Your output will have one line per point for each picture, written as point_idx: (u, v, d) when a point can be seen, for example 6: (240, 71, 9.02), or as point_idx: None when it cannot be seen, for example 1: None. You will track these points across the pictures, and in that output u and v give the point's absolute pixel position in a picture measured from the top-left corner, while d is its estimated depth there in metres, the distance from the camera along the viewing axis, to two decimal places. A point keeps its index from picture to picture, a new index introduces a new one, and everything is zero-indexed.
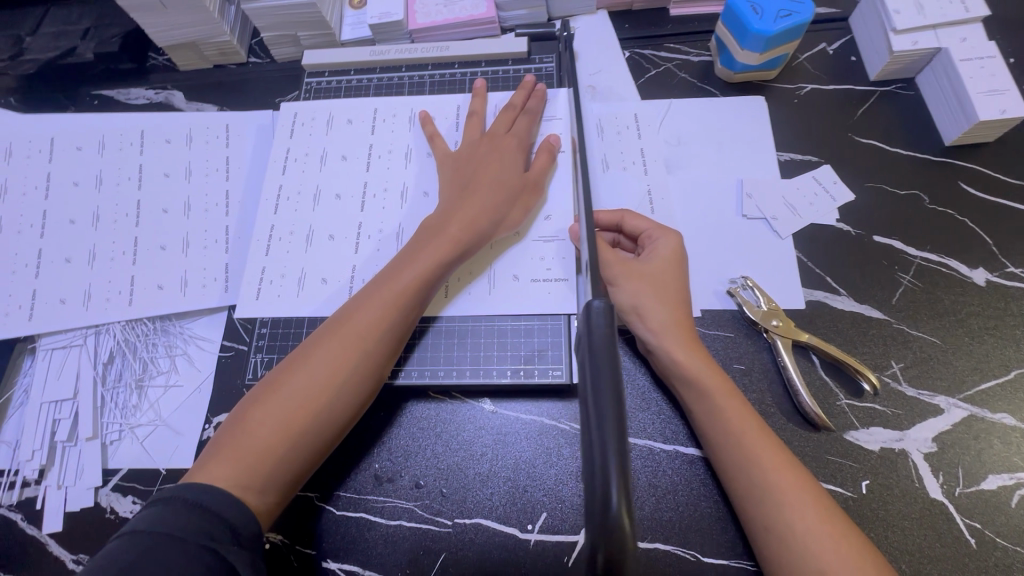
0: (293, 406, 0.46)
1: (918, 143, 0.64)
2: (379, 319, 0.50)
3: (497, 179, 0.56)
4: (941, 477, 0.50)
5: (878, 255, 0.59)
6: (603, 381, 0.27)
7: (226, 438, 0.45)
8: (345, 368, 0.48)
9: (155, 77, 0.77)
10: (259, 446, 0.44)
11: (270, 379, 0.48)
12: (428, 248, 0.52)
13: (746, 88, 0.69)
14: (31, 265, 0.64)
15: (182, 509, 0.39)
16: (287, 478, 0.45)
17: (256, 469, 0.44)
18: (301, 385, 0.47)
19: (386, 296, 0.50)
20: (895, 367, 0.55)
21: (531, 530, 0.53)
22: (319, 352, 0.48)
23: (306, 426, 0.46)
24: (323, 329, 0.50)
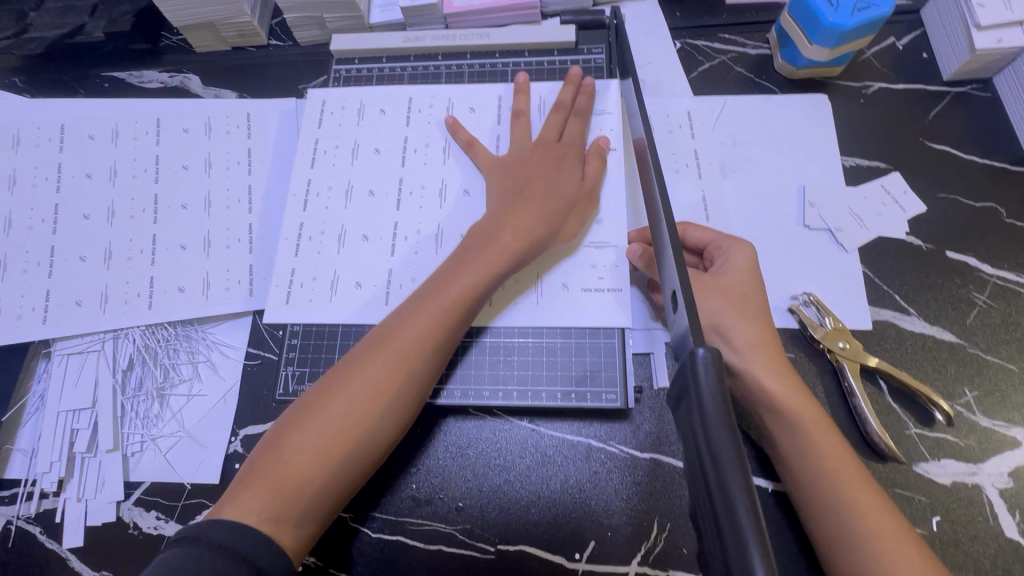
0: (332, 432, 0.43)
1: (994, 151, 0.60)
2: (424, 340, 0.46)
3: (549, 188, 0.53)
4: (1017, 515, 0.48)
5: (951, 273, 0.55)
6: (727, 470, 0.25)
7: (260, 465, 0.42)
8: (386, 392, 0.44)
9: (169, 59, 0.72)
10: (294, 476, 0.41)
11: (306, 400, 0.45)
12: (480, 260, 0.49)
13: (808, 85, 0.64)
14: (44, 264, 0.60)
15: (207, 554, 0.37)
16: (322, 509, 0.42)
17: (292, 502, 0.41)
18: (340, 409, 0.43)
19: (430, 314, 0.47)
20: (969, 396, 0.51)
21: (578, 559, 0.50)
22: (360, 374, 0.45)
23: (345, 453, 0.43)
24: (364, 347, 0.47)
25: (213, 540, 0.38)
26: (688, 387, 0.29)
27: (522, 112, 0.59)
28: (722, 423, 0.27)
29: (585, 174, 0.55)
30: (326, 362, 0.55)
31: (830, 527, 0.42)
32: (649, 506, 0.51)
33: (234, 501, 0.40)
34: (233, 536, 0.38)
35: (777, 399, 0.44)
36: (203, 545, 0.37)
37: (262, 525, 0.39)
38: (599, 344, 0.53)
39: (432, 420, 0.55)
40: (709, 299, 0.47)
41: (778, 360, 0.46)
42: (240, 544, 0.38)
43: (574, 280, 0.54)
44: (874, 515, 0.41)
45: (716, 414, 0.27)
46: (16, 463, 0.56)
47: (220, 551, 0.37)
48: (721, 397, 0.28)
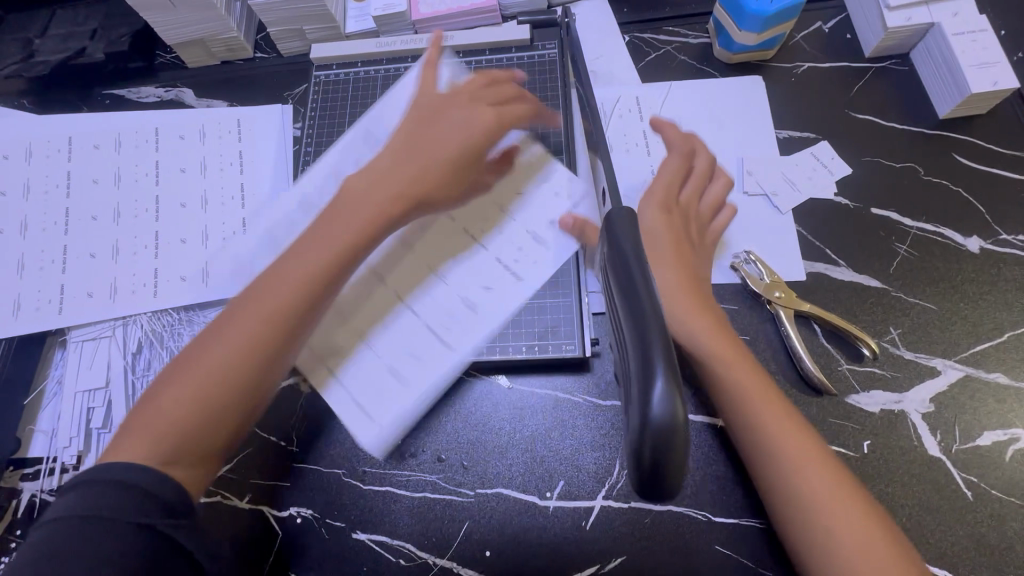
0: (198, 379, 0.46)
1: (912, 117, 0.66)
2: (292, 294, 0.48)
3: (434, 168, 0.54)
4: (939, 435, 0.53)
5: (876, 227, 0.62)
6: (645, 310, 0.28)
7: (144, 413, 0.46)
8: (254, 346, 0.47)
9: (165, 75, 0.79)
10: (165, 426, 0.45)
11: (190, 351, 0.48)
12: (344, 212, 0.51)
13: (744, 68, 0.71)
14: (57, 262, 0.66)
15: (112, 488, 0.40)
16: (190, 456, 0.45)
17: (158, 444, 0.44)
18: (212, 360, 0.46)
19: (324, 257, 0.50)
20: (894, 333, 0.57)
21: (550, 498, 0.56)
22: (233, 330, 0.47)
23: (212, 399, 0.46)
24: (235, 306, 0.49)
25: (115, 478, 0.41)
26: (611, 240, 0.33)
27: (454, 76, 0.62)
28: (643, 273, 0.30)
29: (499, 169, 0.59)
30: None
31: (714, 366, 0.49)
32: (612, 447, 0.57)
33: (121, 448, 0.44)
34: (136, 474, 0.41)
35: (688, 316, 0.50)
36: (95, 484, 0.40)
37: (149, 464, 0.43)
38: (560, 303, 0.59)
39: None
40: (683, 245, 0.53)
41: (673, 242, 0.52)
42: (140, 480, 0.41)
43: (504, 239, 0.59)
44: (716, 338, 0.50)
45: (640, 269, 0.30)
46: (38, 442, 0.62)
47: (129, 487, 0.41)
48: (635, 250, 0.31)
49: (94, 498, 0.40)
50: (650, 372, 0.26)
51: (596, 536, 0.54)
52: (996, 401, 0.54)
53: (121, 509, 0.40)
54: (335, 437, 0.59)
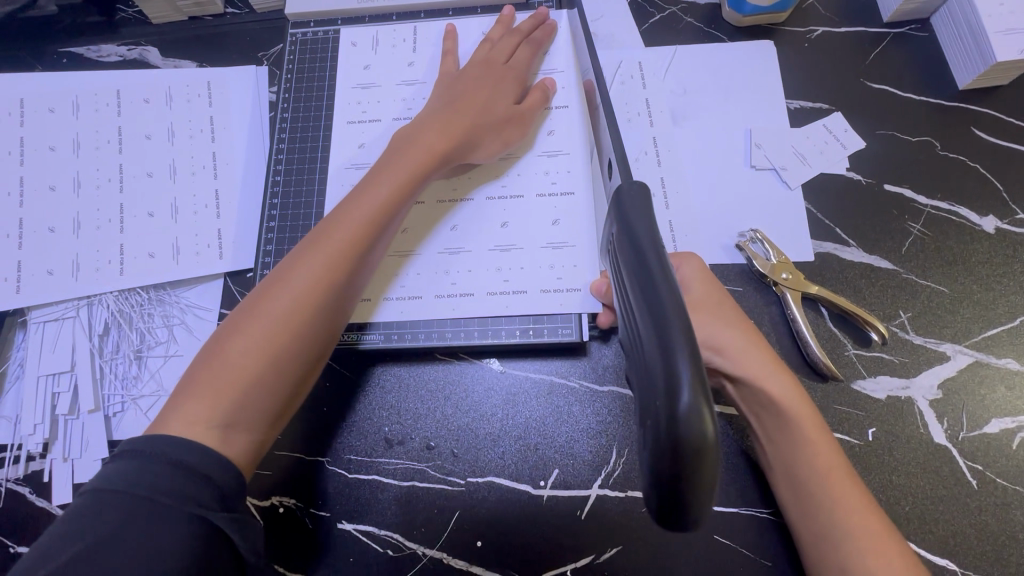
0: (269, 329, 0.44)
1: (930, 88, 0.62)
2: (362, 232, 0.49)
3: (475, 112, 0.56)
4: (946, 422, 0.51)
5: (888, 204, 0.58)
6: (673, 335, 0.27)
7: (203, 370, 0.43)
8: (321, 290, 0.46)
9: (126, 31, 0.72)
10: (239, 377, 0.42)
11: (249, 300, 0.46)
12: (403, 162, 0.52)
13: (755, 32, 0.66)
14: (13, 236, 0.61)
15: (164, 470, 0.38)
16: (264, 411, 0.43)
17: (235, 400, 0.42)
18: (278, 304, 0.45)
19: (390, 188, 0.51)
20: (903, 317, 0.55)
21: (544, 486, 0.54)
22: (297, 273, 0.46)
23: (285, 348, 0.44)
24: (298, 250, 0.48)
25: (160, 453, 0.39)
26: (625, 224, 0.34)
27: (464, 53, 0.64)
28: (668, 290, 0.28)
29: (521, 103, 0.59)
30: None
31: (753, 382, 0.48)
32: (608, 434, 0.54)
33: (181, 410, 0.41)
34: (184, 451, 0.39)
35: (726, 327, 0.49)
36: (147, 455, 0.39)
37: (214, 429, 0.41)
38: (552, 269, 0.56)
39: (400, 363, 0.57)
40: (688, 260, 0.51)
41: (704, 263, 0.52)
42: (188, 456, 0.39)
43: (513, 180, 0.59)
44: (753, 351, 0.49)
45: (656, 267, 0.29)
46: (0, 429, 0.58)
47: (169, 463, 0.38)
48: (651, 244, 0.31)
49: (135, 475, 0.38)
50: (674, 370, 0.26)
51: (590, 526, 0.52)
52: (1005, 388, 0.52)
53: (167, 492, 0.37)
54: (317, 423, 0.56)
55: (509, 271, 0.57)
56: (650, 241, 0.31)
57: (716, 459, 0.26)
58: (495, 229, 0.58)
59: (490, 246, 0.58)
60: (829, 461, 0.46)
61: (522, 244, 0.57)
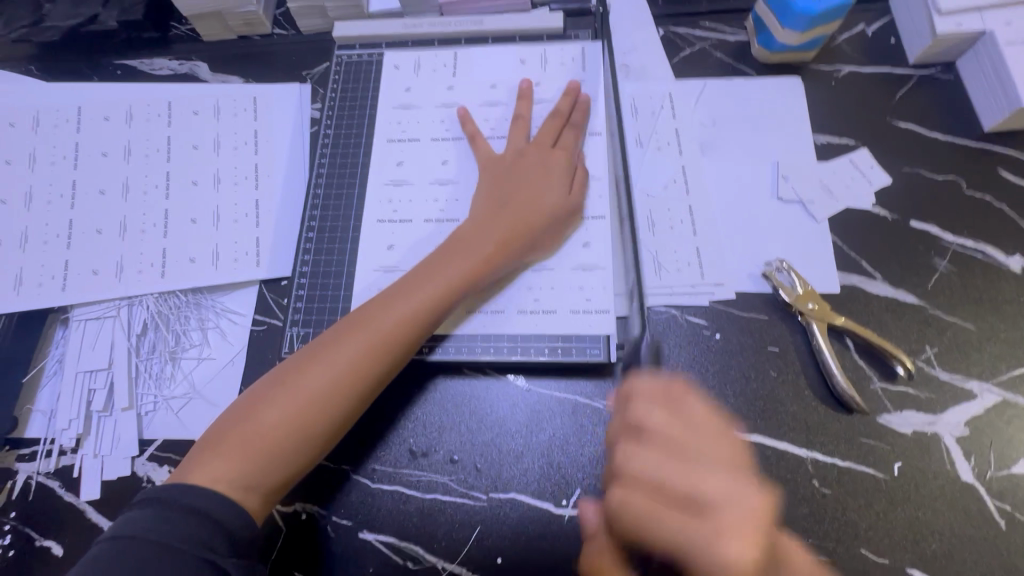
0: (301, 406, 0.47)
1: (956, 128, 0.64)
2: (401, 328, 0.51)
3: (528, 201, 0.57)
4: (973, 460, 0.51)
5: (914, 240, 0.59)
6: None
7: (234, 429, 0.47)
8: (355, 376, 0.49)
9: (179, 47, 0.76)
10: (264, 445, 0.46)
11: (289, 366, 0.49)
12: (451, 259, 0.54)
13: (783, 69, 0.68)
14: (62, 236, 0.63)
15: (176, 514, 0.42)
16: (276, 480, 0.47)
17: (254, 467, 0.45)
18: (312, 382, 0.48)
19: (431, 283, 0.53)
20: (929, 352, 0.55)
21: (565, 505, 0.54)
22: (340, 355, 0.49)
23: (309, 428, 0.47)
24: (341, 327, 0.51)
25: (172, 501, 0.42)
26: None
27: (501, 81, 0.67)
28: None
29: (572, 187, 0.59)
30: (330, 316, 0.60)
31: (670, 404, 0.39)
32: None
33: (206, 465, 0.45)
34: (197, 500, 0.43)
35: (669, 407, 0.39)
36: (164, 501, 0.42)
37: (232, 491, 0.44)
38: (581, 289, 0.58)
39: (426, 375, 0.58)
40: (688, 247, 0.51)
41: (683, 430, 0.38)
42: (205, 504, 0.43)
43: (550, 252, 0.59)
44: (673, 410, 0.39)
45: None
46: (36, 423, 0.60)
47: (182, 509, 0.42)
48: None
49: (155, 519, 0.41)
50: None
51: None
52: None
53: (178, 535, 0.41)
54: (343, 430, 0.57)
55: (538, 290, 0.58)
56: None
57: None
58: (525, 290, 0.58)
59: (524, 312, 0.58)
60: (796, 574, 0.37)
61: (556, 308, 0.57)
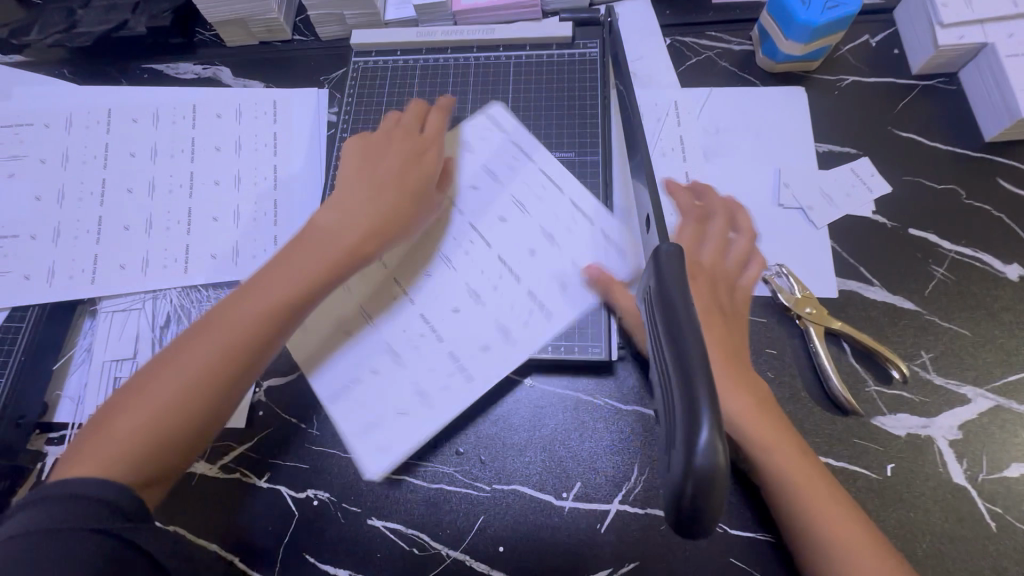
0: (150, 399, 0.47)
1: (957, 138, 0.65)
2: (259, 318, 0.51)
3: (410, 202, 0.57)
4: (965, 463, 0.52)
5: (912, 248, 0.61)
6: (698, 401, 0.29)
7: (91, 436, 0.46)
8: (208, 371, 0.49)
9: (203, 52, 0.79)
10: (116, 442, 0.46)
11: (142, 374, 0.49)
12: (297, 253, 0.54)
13: (786, 78, 0.70)
14: (92, 232, 0.67)
15: (65, 499, 0.41)
16: (149, 470, 0.46)
17: (112, 460, 0.45)
18: (162, 380, 0.48)
19: (296, 274, 0.53)
20: (925, 357, 0.56)
21: (566, 498, 0.56)
22: (181, 355, 0.49)
23: (171, 418, 0.47)
24: (192, 330, 0.51)
25: (50, 491, 0.42)
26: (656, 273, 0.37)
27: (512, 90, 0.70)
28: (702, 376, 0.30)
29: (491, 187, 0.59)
30: None
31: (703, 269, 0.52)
32: (630, 451, 0.57)
33: (76, 468, 0.44)
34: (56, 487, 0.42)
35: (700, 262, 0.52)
36: (49, 497, 0.41)
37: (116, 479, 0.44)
38: None
39: None
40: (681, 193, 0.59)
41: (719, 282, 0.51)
42: (95, 492, 0.42)
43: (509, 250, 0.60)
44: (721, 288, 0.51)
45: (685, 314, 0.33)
46: (64, 408, 0.63)
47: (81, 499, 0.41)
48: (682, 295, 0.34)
49: (66, 511, 0.40)
50: (696, 418, 0.29)
51: (609, 540, 0.54)
52: None
53: (78, 514, 0.40)
54: None
55: None
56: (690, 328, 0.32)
57: (724, 496, 0.29)
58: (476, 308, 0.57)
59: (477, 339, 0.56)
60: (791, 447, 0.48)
61: None
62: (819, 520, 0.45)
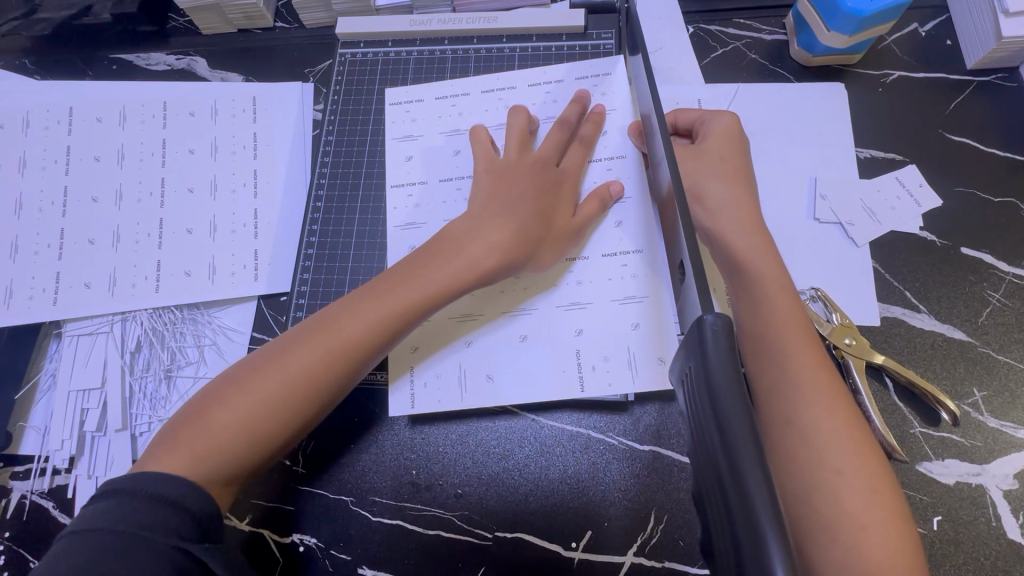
0: (268, 406, 0.42)
1: (1017, 143, 0.58)
2: (367, 335, 0.46)
3: (536, 216, 0.52)
4: (1021, 517, 0.47)
5: (965, 269, 0.54)
6: (763, 530, 0.22)
7: (187, 423, 0.42)
8: (311, 380, 0.44)
9: (176, 41, 0.72)
10: (217, 443, 0.41)
11: (242, 367, 0.45)
12: (438, 259, 0.49)
13: (824, 73, 0.62)
14: (54, 246, 0.61)
15: (142, 504, 0.37)
16: (234, 475, 0.42)
17: (202, 461, 0.41)
18: (273, 381, 0.43)
19: (410, 287, 0.47)
20: (977, 396, 0.50)
21: (575, 548, 0.51)
22: (292, 356, 0.44)
23: (264, 427, 0.42)
24: (306, 329, 0.46)
25: (128, 487, 0.38)
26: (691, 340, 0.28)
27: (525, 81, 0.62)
28: (766, 507, 0.22)
29: (578, 210, 0.54)
30: None
31: (740, 244, 0.49)
32: (647, 497, 0.51)
33: (162, 458, 0.41)
34: (157, 484, 0.38)
35: (729, 235, 0.49)
36: (137, 496, 0.37)
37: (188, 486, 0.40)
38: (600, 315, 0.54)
39: None
40: (687, 161, 0.53)
41: (764, 248, 0.49)
42: (181, 500, 0.38)
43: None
44: (772, 270, 0.47)
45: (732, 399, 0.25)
46: (29, 440, 0.58)
47: (185, 515, 0.38)
48: (725, 371, 0.26)
49: (131, 516, 0.36)
50: (764, 562, 0.22)
51: None
52: None
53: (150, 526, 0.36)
54: (344, 460, 0.55)
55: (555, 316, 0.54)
56: (745, 441, 0.24)
57: None
58: (526, 326, 0.54)
59: (597, 355, 0.52)
60: (862, 458, 0.41)
61: (565, 351, 0.53)
62: (853, 550, 0.38)
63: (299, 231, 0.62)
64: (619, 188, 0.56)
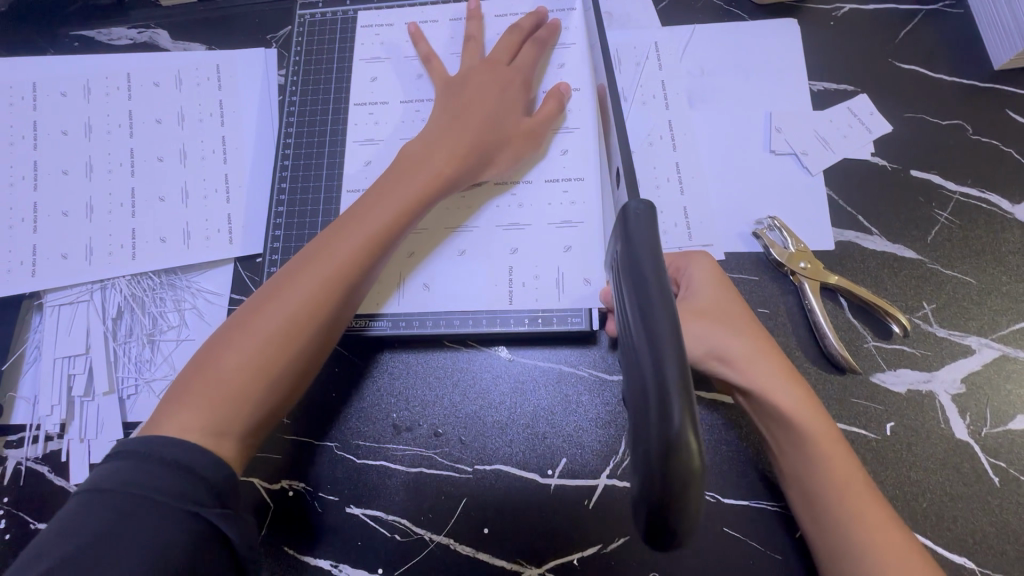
0: (275, 340, 0.44)
1: (964, 67, 0.59)
2: (358, 259, 0.48)
3: (486, 122, 0.55)
4: (968, 418, 0.50)
5: (916, 191, 0.56)
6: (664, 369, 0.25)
7: (194, 379, 0.43)
8: (312, 312, 0.45)
9: (136, 14, 0.72)
10: (234, 389, 0.42)
11: (238, 317, 0.45)
12: (409, 184, 0.51)
13: (776, 10, 0.64)
14: (28, 219, 0.62)
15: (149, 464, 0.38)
16: (258, 418, 0.43)
17: (223, 408, 0.42)
18: (275, 318, 0.44)
19: (389, 214, 0.49)
20: (927, 309, 0.53)
21: (552, 475, 0.53)
22: (287, 294, 0.45)
23: (277, 363, 0.44)
24: (293, 268, 0.47)
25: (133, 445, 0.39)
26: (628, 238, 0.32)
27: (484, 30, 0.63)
28: (674, 354, 0.25)
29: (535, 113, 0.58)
30: None
31: None
32: (618, 424, 0.54)
33: (175, 417, 0.41)
34: (170, 448, 0.39)
35: None
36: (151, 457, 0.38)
37: (206, 438, 0.41)
38: (567, 249, 0.56)
39: (408, 349, 0.58)
40: None
41: None
42: (194, 455, 0.39)
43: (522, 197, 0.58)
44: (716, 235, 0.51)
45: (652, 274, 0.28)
46: (20, 410, 0.59)
47: (194, 477, 0.38)
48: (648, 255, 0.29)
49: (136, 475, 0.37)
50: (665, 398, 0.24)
51: (597, 515, 0.52)
52: None
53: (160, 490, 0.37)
54: (326, 409, 0.56)
55: (522, 246, 0.57)
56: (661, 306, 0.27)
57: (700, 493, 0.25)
58: (506, 257, 0.57)
59: (579, 276, 0.55)
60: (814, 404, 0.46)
61: (534, 273, 0.56)
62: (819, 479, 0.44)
63: (269, 192, 0.63)
64: (567, 87, 0.59)
